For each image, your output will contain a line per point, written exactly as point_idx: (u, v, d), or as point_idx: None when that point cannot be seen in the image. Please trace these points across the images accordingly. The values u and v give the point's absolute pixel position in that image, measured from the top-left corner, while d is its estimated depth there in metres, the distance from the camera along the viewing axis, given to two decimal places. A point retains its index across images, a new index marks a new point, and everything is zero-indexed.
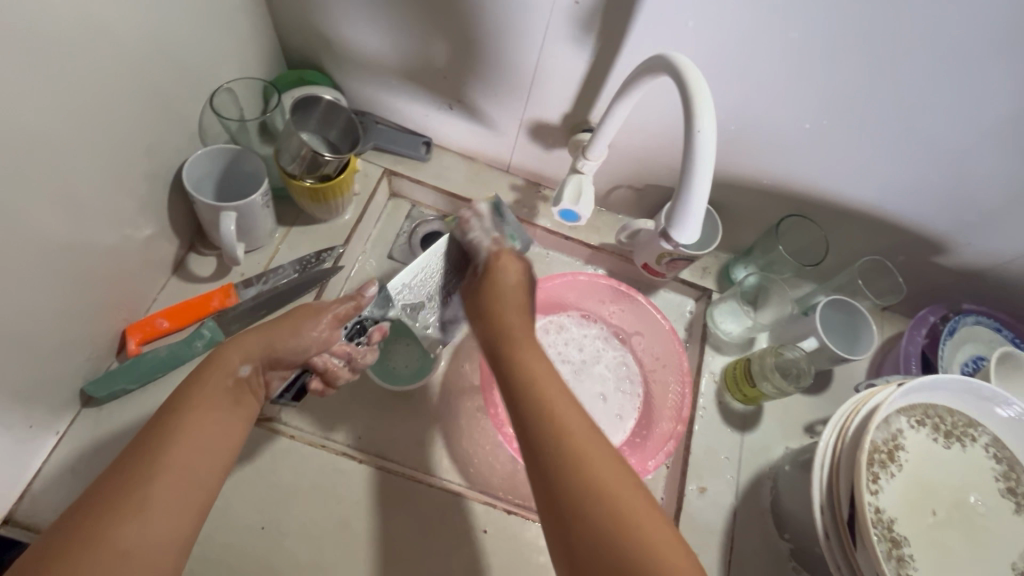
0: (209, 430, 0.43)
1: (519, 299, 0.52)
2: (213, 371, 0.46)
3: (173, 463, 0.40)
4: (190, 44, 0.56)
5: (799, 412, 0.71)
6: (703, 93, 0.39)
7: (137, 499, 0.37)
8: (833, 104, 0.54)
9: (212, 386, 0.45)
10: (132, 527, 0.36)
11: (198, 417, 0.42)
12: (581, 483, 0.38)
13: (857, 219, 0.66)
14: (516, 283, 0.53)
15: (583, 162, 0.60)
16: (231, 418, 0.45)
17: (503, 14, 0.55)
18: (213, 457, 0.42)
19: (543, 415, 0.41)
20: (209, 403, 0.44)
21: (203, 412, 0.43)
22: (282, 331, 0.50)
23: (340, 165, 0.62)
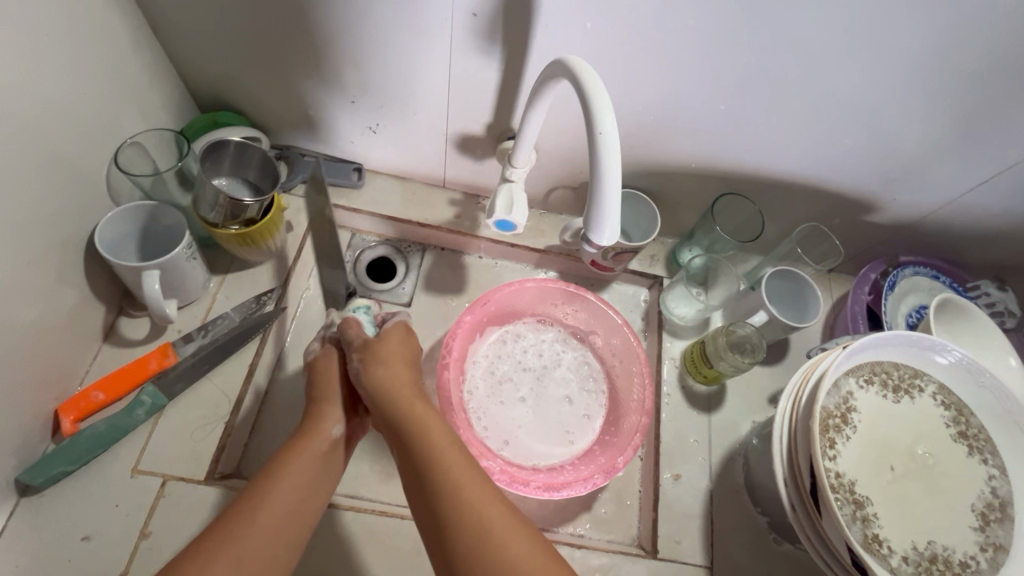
0: (303, 475, 0.48)
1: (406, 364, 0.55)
2: (311, 433, 0.51)
3: (268, 510, 0.44)
4: (85, 102, 0.53)
5: (761, 384, 0.72)
6: (600, 91, 0.38)
7: (250, 523, 0.43)
8: (740, 84, 0.55)
9: (310, 446, 0.50)
10: (257, 524, 0.43)
11: (295, 467, 0.48)
12: (454, 514, 0.42)
13: (786, 190, 0.68)
14: (405, 351, 0.56)
15: (511, 171, 0.60)
16: (324, 467, 0.50)
17: (406, 34, 0.54)
18: (304, 502, 0.47)
19: (416, 440, 0.47)
20: (304, 456, 0.49)
21: (300, 462, 0.48)
22: (353, 403, 0.56)
23: (263, 207, 0.60)
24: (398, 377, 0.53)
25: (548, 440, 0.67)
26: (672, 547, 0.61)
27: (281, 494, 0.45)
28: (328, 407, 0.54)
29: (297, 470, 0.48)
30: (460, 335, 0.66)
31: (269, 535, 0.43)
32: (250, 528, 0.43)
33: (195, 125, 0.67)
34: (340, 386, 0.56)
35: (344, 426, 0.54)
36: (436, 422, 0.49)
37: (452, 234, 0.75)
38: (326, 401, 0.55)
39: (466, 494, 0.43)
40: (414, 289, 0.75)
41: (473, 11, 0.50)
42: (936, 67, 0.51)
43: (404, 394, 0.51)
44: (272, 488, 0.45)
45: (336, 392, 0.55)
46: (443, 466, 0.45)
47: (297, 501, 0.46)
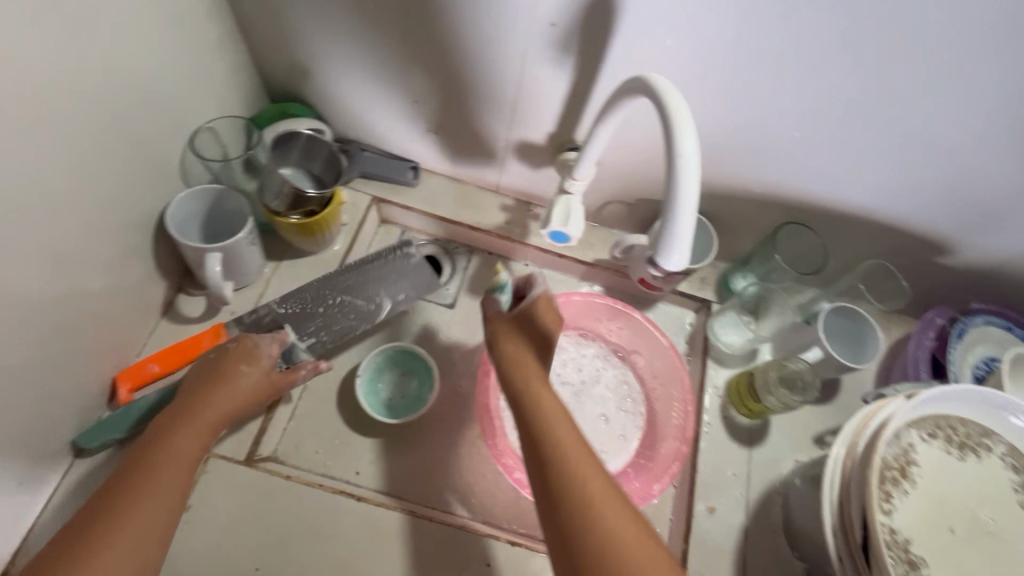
0: (171, 458, 0.46)
1: (542, 376, 0.51)
2: (196, 410, 0.50)
3: (144, 500, 0.43)
4: (168, 85, 0.55)
5: (807, 423, 0.69)
6: (682, 112, 0.37)
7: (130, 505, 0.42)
8: (816, 113, 0.53)
9: (183, 429, 0.49)
10: (139, 505, 0.43)
11: (163, 453, 0.46)
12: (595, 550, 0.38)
13: (853, 225, 0.65)
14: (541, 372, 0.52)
15: (570, 183, 0.59)
16: (195, 444, 0.49)
17: (479, 40, 0.54)
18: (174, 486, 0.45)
19: (557, 474, 0.42)
20: (184, 433, 0.48)
21: (177, 442, 0.48)
22: (241, 390, 0.53)
23: (323, 199, 0.61)
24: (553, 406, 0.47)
25: None
26: None
27: (157, 470, 0.45)
28: (213, 389, 0.52)
29: (172, 447, 0.47)
30: None
31: (149, 522, 0.42)
32: (142, 496, 0.43)
33: (265, 115, 0.69)
34: (232, 371, 0.54)
35: (228, 402, 0.52)
36: (575, 443, 0.44)
37: (501, 239, 0.75)
38: (221, 371, 0.54)
39: (612, 529, 0.39)
40: (459, 291, 0.75)
41: (550, 21, 0.50)
42: None
43: (562, 423, 0.46)
44: (136, 476, 0.44)
45: (228, 371, 0.54)
46: (585, 502, 0.40)
47: (173, 473, 0.46)
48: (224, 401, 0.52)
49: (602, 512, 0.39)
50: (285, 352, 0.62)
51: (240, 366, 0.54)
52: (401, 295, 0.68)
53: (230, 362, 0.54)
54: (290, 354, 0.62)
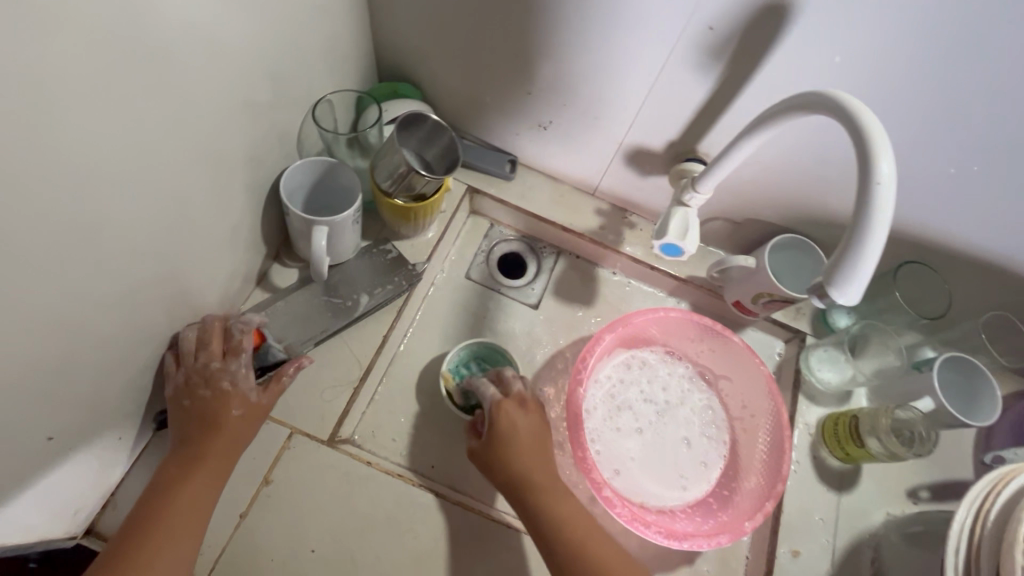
0: (176, 554, 0.44)
1: (535, 425, 0.55)
2: (180, 482, 0.47)
3: None
4: (299, 53, 0.54)
5: (901, 475, 0.65)
6: (879, 136, 0.34)
7: None
8: (980, 151, 0.49)
9: (179, 503, 0.46)
10: None
11: (159, 539, 0.44)
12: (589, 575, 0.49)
13: (984, 273, 0.60)
14: (534, 432, 0.55)
15: (690, 195, 0.56)
16: (192, 516, 0.46)
17: (622, 38, 0.52)
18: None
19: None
20: (175, 513, 0.45)
21: (169, 526, 0.45)
22: (227, 440, 0.50)
23: (435, 186, 0.59)
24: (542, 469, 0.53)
25: (663, 481, 0.63)
26: None
27: (155, 542, 0.44)
28: (207, 442, 0.49)
29: (168, 525, 0.45)
30: (597, 352, 0.63)
31: None
32: None
33: (378, 93, 0.68)
34: (217, 421, 0.50)
35: (225, 456, 0.49)
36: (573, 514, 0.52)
37: (593, 244, 0.72)
38: (223, 392, 0.51)
39: None
40: (543, 293, 0.73)
41: (709, 25, 0.47)
42: None
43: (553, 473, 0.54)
44: (130, 575, 0.42)
45: (219, 421, 0.50)
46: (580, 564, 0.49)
47: (184, 523, 0.45)
48: (213, 456, 0.49)
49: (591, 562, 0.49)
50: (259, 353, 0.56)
51: (234, 413, 0.50)
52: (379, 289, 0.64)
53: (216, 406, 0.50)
54: (263, 354, 0.56)
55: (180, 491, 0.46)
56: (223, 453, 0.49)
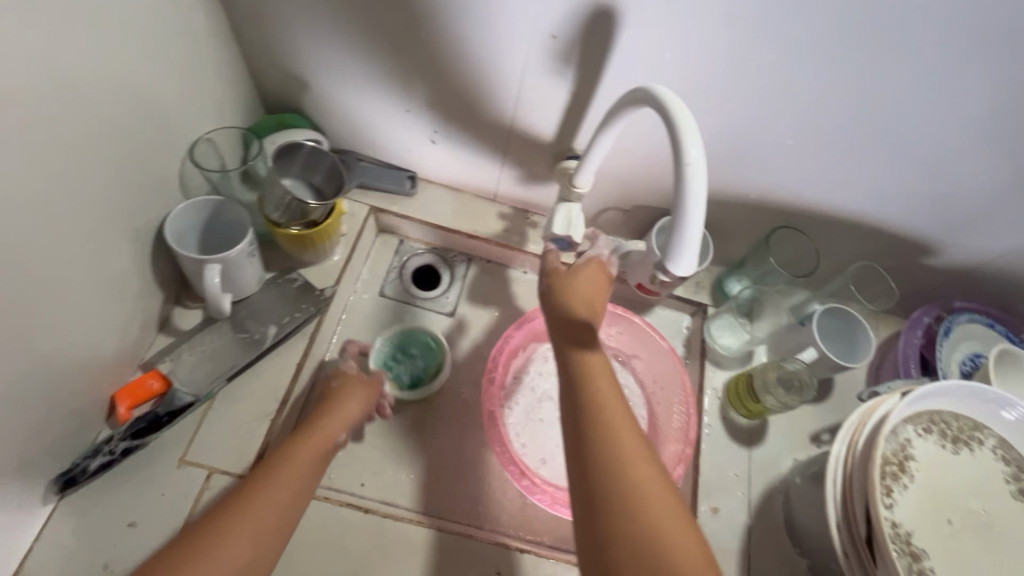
0: (277, 490, 0.48)
1: (354, 411, 0.58)
2: (308, 439, 0.54)
3: (234, 532, 0.44)
4: (169, 97, 0.55)
5: (804, 422, 0.71)
6: (686, 122, 0.38)
7: (211, 541, 0.43)
8: (809, 122, 0.55)
9: (297, 459, 0.52)
10: (236, 532, 0.44)
11: (269, 483, 0.49)
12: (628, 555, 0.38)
13: (843, 229, 0.67)
14: (355, 408, 0.59)
15: (570, 191, 0.60)
16: (301, 468, 0.51)
17: (481, 52, 0.55)
18: (274, 518, 0.47)
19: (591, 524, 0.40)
20: (290, 468, 0.51)
21: (278, 474, 0.50)
22: (330, 410, 0.57)
23: (326, 210, 0.61)
24: (626, 420, 0.44)
25: None
26: None
27: (260, 492, 0.48)
28: (329, 410, 0.58)
29: (285, 477, 0.50)
30: (506, 349, 0.66)
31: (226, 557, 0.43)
32: (227, 524, 0.45)
33: (263, 125, 0.68)
34: (345, 396, 0.59)
35: (334, 427, 0.56)
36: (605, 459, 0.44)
37: (499, 247, 0.75)
38: (321, 416, 0.57)
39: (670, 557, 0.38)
40: (459, 300, 0.75)
41: (552, 33, 0.51)
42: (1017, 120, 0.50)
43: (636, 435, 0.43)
44: (244, 512, 0.46)
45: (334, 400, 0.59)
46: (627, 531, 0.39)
47: (287, 477, 0.50)
48: (330, 426, 0.56)
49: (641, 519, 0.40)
50: (166, 399, 0.56)
51: (335, 386, 0.61)
52: (287, 317, 0.64)
53: (340, 389, 0.60)
54: (170, 400, 0.56)
55: (273, 493, 0.48)
56: (337, 424, 0.57)
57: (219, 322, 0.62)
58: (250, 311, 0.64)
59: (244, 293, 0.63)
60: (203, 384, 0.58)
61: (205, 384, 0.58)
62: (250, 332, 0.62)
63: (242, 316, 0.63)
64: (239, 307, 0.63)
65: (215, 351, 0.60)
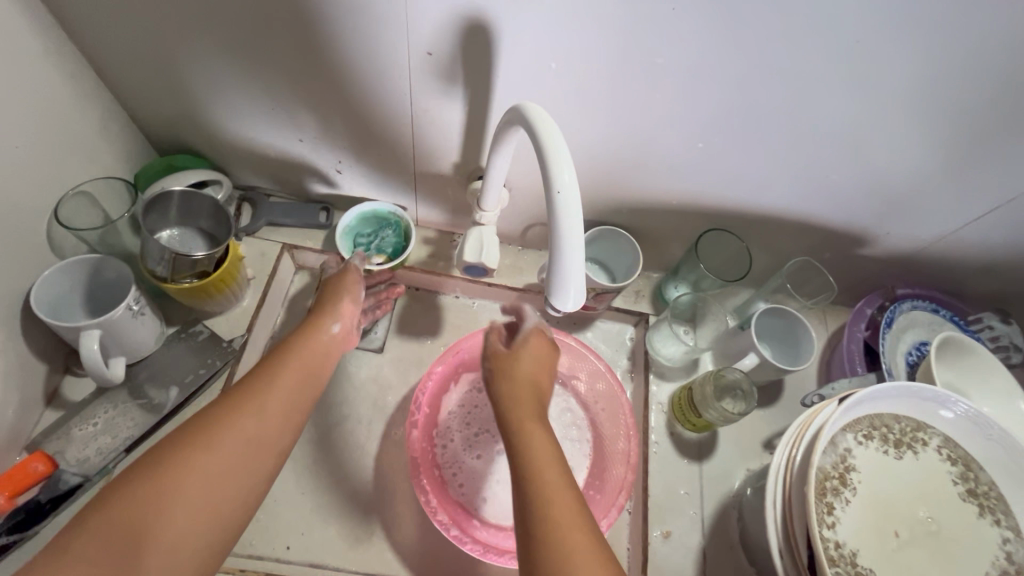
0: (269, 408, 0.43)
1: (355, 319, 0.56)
2: (310, 340, 0.51)
3: (215, 449, 0.39)
4: (22, 155, 0.50)
5: (755, 428, 0.68)
6: (557, 146, 0.35)
7: (190, 447, 0.38)
8: (717, 122, 0.51)
9: (295, 363, 0.48)
10: (222, 440, 0.40)
11: (260, 392, 0.44)
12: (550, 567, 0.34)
13: (774, 227, 0.64)
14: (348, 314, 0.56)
15: (480, 214, 0.56)
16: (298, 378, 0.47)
17: (363, 76, 0.51)
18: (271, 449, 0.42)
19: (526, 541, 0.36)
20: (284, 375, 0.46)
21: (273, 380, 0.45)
22: (328, 307, 0.55)
23: (215, 258, 0.55)
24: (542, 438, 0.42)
25: None
26: None
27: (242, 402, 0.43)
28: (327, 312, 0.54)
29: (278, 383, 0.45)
30: (431, 386, 0.64)
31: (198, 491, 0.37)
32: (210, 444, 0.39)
33: (150, 172, 0.64)
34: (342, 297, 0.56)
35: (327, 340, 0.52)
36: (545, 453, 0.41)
37: (424, 273, 0.71)
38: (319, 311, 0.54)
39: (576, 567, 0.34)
40: (387, 334, 0.70)
41: (428, 51, 0.47)
42: (926, 106, 0.48)
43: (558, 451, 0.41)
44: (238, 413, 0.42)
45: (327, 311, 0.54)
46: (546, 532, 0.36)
47: (280, 402, 0.44)
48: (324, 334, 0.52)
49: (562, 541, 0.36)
50: (49, 484, 0.51)
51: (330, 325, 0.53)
52: (191, 375, 0.59)
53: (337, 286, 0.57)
54: (54, 483, 0.51)
55: (274, 384, 0.45)
56: (332, 339, 0.53)
57: (113, 390, 0.57)
58: (149, 372, 0.59)
59: (140, 353, 0.58)
60: (94, 461, 0.53)
61: (96, 461, 0.53)
62: (148, 396, 0.57)
63: (139, 378, 0.58)
64: (135, 369, 0.58)
65: (108, 421, 0.55)
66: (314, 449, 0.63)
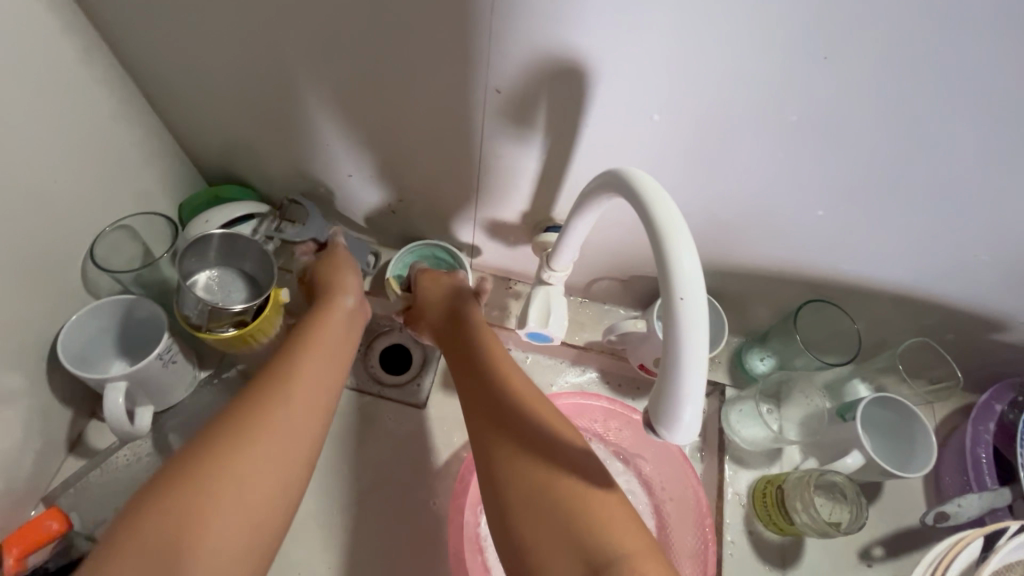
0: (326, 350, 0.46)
1: (359, 285, 0.55)
2: (331, 301, 0.51)
3: (273, 418, 0.39)
4: (57, 190, 0.46)
5: (850, 534, 0.58)
6: (679, 238, 0.27)
7: (257, 406, 0.39)
8: (841, 189, 0.43)
9: (328, 316, 0.50)
10: (268, 420, 0.38)
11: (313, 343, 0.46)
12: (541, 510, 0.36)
13: (890, 302, 0.54)
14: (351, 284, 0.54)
15: (548, 273, 0.49)
16: (342, 331, 0.50)
17: (429, 118, 0.45)
18: (307, 416, 0.41)
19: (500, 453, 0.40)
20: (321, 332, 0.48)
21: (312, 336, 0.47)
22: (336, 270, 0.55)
23: (256, 308, 0.50)
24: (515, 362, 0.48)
25: None
26: None
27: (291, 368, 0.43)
28: (335, 286, 0.53)
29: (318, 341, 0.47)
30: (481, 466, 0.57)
31: (274, 446, 0.38)
32: (251, 425, 0.38)
33: (195, 201, 0.59)
34: (342, 267, 0.55)
35: (353, 314, 0.52)
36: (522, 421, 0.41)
37: None
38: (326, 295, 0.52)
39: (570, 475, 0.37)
40: (431, 389, 0.64)
41: (496, 87, 0.40)
42: None
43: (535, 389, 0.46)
44: (299, 356, 0.44)
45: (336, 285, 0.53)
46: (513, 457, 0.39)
47: (326, 355, 0.46)
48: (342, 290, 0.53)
49: (527, 446, 0.39)
50: (61, 547, 0.47)
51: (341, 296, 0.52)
52: None
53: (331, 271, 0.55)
54: (65, 547, 0.47)
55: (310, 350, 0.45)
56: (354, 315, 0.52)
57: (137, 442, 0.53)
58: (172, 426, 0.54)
59: (169, 402, 0.54)
60: None
61: None
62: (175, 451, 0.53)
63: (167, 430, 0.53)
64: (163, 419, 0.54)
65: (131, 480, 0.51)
66: (346, 516, 0.57)
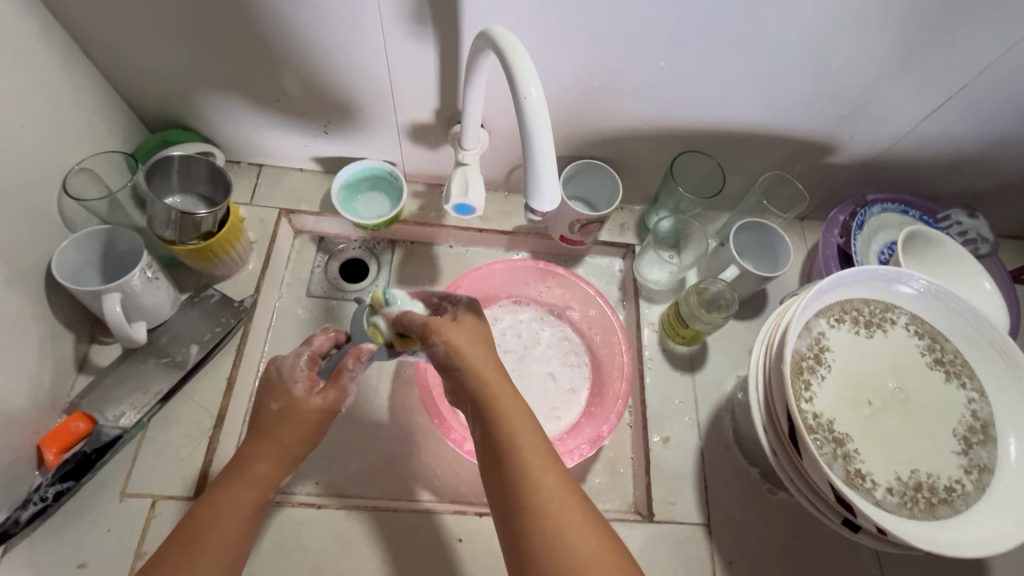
0: (268, 465, 0.49)
1: (312, 398, 0.51)
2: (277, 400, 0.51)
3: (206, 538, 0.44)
4: (23, 135, 0.52)
5: (743, 339, 0.72)
6: (521, 59, 0.38)
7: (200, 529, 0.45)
8: (674, 42, 0.54)
9: (278, 445, 0.49)
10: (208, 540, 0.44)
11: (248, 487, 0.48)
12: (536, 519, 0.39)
13: (744, 142, 0.67)
14: (308, 412, 0.50)
15: (464, 153, 0.59)
16: (292, 427, 0.50)
17: (335, 30, 0.53)
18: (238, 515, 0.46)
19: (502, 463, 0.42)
20: (252, 482, 0.48)
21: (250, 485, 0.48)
22: (296, 420, 0.50)
23: (218, 219, 0.59)
24: (502, 376, 0.48)
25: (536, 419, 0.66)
26: (667, 509, 0.61)
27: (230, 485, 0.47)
28: (285, 429, 0.50)
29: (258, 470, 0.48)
30: None
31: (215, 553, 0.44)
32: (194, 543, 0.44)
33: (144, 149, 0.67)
34: (303, 409, 0.50)
35: (299, 411, 0.50)
36: (519, 425, 0.44)
37: (419, 226, 0.74)
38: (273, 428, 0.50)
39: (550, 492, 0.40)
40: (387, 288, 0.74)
41: None
42: (869, 10, 0.50)
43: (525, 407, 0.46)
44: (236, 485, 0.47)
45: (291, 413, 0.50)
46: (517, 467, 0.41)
47: (264, 469, 0.49)
48: (292, 430, 0.50)
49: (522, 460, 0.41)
50: (91, 439, 0.55)
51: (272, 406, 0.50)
52: (207, 335, 0.63)
53: (284, 419, 0.50)
54: (96, 437, 0.56)
55: (240, 486, 0.48)
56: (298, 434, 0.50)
57: (135, 353, 0.61)
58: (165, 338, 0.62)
59: (159, 318, 0.62)
60: (129, 417, 0.58)
61: (132, 417, 0.58)
62: (172, 355, 0.61)
63: (161, 341, 0.62)
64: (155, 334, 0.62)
65: (136, 383, 0.59)
66: None
